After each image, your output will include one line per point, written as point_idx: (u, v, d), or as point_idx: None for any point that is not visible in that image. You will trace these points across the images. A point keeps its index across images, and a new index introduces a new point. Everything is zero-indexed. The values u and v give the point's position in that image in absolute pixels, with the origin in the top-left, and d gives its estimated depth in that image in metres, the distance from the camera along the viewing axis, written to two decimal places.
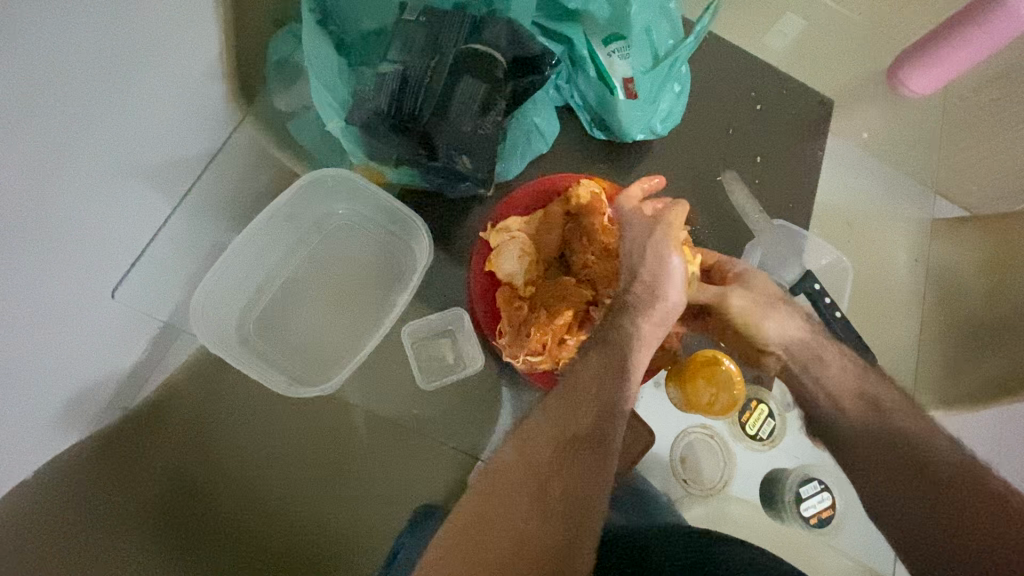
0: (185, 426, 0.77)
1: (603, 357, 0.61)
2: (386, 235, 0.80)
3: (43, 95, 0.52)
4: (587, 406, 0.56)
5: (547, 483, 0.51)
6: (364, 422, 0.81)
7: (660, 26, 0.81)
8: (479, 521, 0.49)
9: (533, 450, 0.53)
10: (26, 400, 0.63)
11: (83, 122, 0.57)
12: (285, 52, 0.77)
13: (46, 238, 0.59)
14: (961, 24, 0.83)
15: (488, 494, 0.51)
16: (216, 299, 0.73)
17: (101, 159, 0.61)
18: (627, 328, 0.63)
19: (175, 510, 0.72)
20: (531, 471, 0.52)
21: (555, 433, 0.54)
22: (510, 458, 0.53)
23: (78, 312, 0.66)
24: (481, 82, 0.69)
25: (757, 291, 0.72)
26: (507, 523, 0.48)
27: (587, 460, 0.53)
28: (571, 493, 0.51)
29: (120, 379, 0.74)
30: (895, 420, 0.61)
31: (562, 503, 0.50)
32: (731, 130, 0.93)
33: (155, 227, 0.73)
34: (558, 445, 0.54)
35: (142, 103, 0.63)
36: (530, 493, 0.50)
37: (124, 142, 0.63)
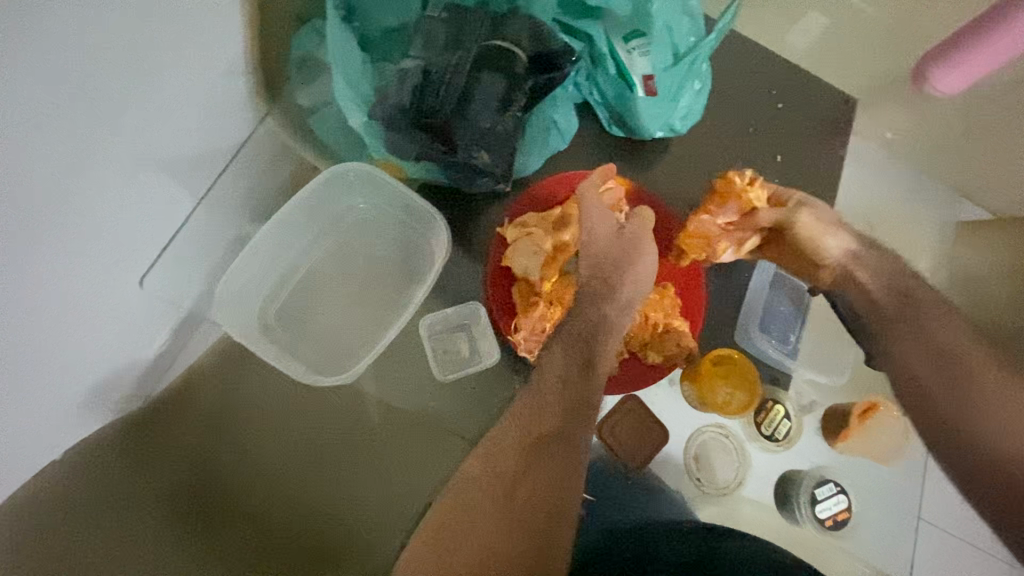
0: (210, 405, 0.74)
1: (566, 351, 0.65)
2: (405, 229, 0.81)
3: (70, 99, 0.54)
4: (554, 406, 0.61)
5: (512, 486, 0.56)
6: (378, 409, 0.80)
7: (680, 23, 0.81)
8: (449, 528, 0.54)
9: (497, 457, 0.58)
10: (55, 384, 0.68)
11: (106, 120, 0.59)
12: (308, 48, 0.78)
13: (71, 231, 0.61)
14: (989, 21, 0.79)
15: (454, 501, 0.56)
16: (238, 290, 0.73)
17: (127, 159, 0.63)
18: (596, 318, 0.67)
19: (192, 489, 0.68)
20: (495, 477, 0.57)
21: (520, 435, 0.59)
22: (476, 464, 0.58)
23: (107, 300, 0.70)
24: (501, 78, 0.70)
25: (823, 212, 0.72)
26: (473, 531, 0.53)
27: (552, 457, 0.58)
28: (536, 492, 0.56)
29: (143, 367, 0.80)
30: (924, 309, 0.68)
31: (524, 509, 0.55)
32: (752, 129, 0.92)
33: (178, 222, 0.75)
34: (520, 449, 0.58)
35: (168, 105, 0.65)
36: (496, 500, 0.55)
37: (146, 141, 0.65)
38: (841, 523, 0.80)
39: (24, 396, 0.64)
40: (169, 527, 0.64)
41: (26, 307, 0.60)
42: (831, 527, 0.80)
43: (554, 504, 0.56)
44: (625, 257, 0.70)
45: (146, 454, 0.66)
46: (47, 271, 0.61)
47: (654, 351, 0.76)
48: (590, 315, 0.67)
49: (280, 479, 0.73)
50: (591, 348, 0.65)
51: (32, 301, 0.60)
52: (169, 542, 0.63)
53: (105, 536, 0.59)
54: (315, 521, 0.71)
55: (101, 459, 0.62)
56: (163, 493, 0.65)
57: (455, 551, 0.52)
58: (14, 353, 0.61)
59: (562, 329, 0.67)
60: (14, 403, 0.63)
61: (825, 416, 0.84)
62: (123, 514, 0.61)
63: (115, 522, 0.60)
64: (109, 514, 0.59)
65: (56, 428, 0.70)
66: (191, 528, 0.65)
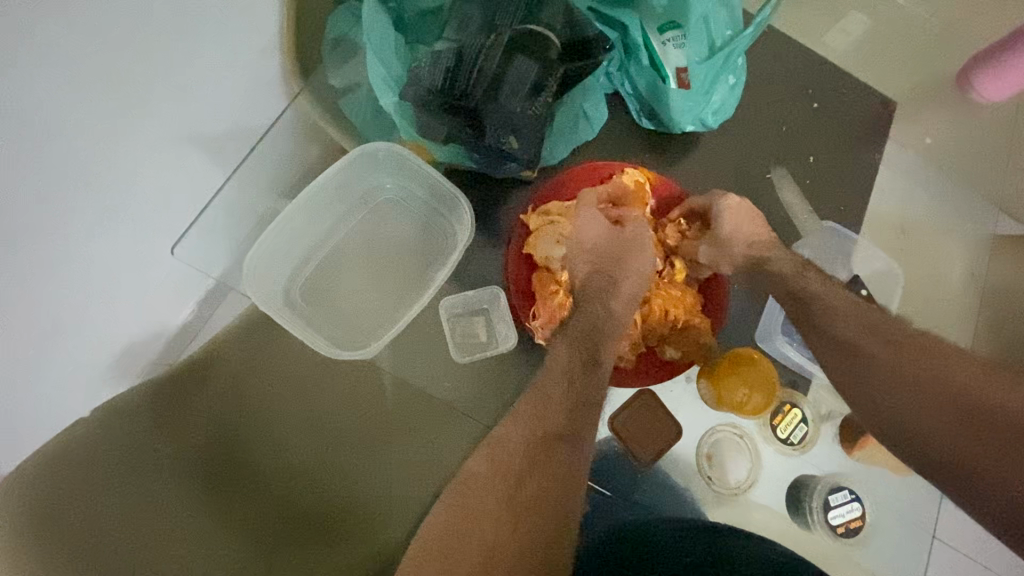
0: (232, 378, 0.74)
1: (572, 342, 0.66)
2: (430, 211, 0.81)
3: (96, 60, 0.54)
4: (559, 399, 0.62)
5: (517, 483, 0.55)
6: (393, 381, 0.81)
7: (716, 15, 0.79)
8: (447, 536, 0.52)
9: (504, 455, 0.57)
10: (82, 342, 0.71)
11: (140, 90, 0.60)
12: (342, 29, 0.78)
13: (102, 198, 0.63)
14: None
15: (459, 498, 0.55)
16: (266, 261, 0.75)
17: (153, 127, 0.64)
18: (602, 311, 0.69)
19: (215, 459, 0.68)
20: (502, 475, 0.55)
21: (527, 432, 0.59)
22: (482, 462, 0.57)
23: (137, 265, 0.73)
24: (533, 63, 0.69)
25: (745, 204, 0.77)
26: (478, 534, 0.51)
27: (558, 456, 0.58)
28: (544, 489, 0.55)
29: (168, 335, 0.84)
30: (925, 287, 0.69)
31: (529, 508, 0.54)
32: (784, 127, 0.91)
33: (207, 195, 0.77)
34: (523, 444, 0.58)
35: (196, 75, 0.66)
36: (499, 497, 0.54)
37: (176, 115, 0.66)
38: (853, 531, 0.80)
39: (54, 354, 0.68)
40: (190, 503, 0.63)
41: (53, 266, 0.62)
42: (843, 534, 0.79)
43: (558, 503, 0.56)
44: (627, 252, 0.73)
45: (164, 430, 0.65)
46: (77, 234, 0.63)
47: (673, 347, 0.76)
48: (596, 308, 0.69)
49: (296, 460, 0.74)
50: (597, 339, 0.67)
51: (61, 262, 0.62)
52: (190, 518, 0.61)
53: (125, 506, 0.56)
54: (328, 498, 0.72)
55: (116, 431, 0.60)
56: (190, 460, 0.66)
57: (466, 545, 0.51)
58: (48, 312, 0.64)
59: (570, 322, 0.69)
60: (43, 361, 0.67)
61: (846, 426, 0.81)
62: (143, 488, 0.59)
63: (132, 496, 0.57)
64: (124, 488, 0.57)
65: (82, 388, 0.75)
66: (218, 495, 0.66)
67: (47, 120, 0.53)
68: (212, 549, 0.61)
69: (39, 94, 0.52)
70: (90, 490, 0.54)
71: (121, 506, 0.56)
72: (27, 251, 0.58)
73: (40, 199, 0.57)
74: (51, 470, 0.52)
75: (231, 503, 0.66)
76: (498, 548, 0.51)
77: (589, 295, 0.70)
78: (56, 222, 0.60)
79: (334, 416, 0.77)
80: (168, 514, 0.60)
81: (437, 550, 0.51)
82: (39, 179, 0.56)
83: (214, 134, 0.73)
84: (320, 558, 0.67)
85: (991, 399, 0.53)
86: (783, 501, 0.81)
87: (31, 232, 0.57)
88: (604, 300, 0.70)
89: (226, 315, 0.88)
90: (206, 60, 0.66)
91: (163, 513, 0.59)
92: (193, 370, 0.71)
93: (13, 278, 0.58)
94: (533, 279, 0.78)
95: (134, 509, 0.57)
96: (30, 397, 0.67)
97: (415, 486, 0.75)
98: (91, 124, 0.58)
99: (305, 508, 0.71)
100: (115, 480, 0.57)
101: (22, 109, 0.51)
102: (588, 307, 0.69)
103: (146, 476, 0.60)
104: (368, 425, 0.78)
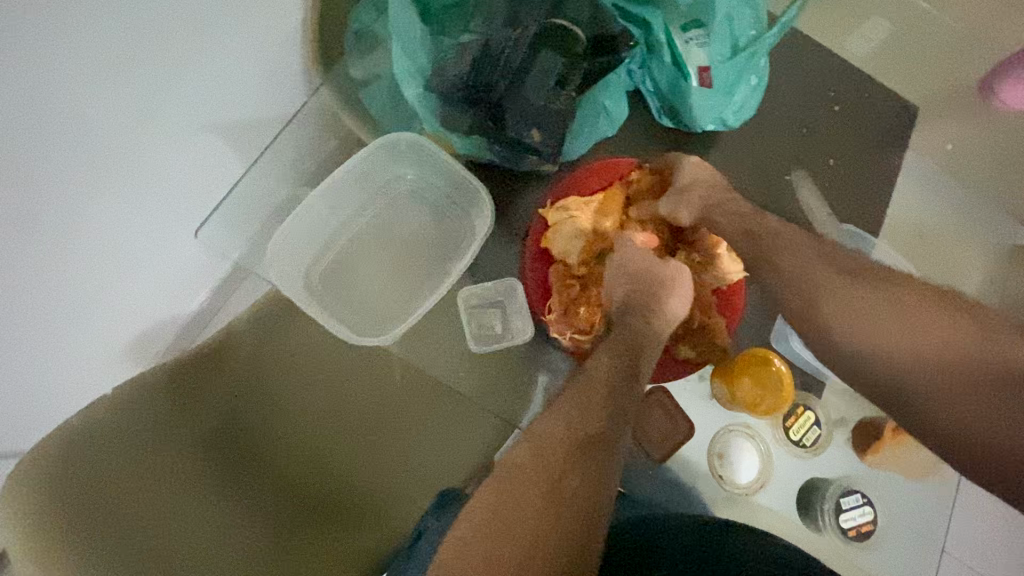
0: (250, 357, 0.74)
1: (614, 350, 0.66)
2: (450, 204, 0.82)
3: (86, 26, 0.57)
4: (601, 407, 0.60)
5: (561, 481, 0.55)
6: (401, 365, 0.81)
7: (742, 15, 0.79)
8: (490, 520, 0.53)
9: (549, 450, 0.57)
10: (102, 316, 0.75)
11: (144, 63, 0.62)
12: (364, 20, 0.78)
13: (111, 172, 0.66)
14: None
15: (503, 485, 0.55)
16: (287, 249, 0.76)
17: (163, 107, 0.66)
18: (641, 326, 0.68)
19: (229, 441, 0.69)
20: (546, 471, 0.56)
21: (569, 430, 0.59)
22: (524, 454, 0.58)
23: (157, 244, 0.76)
24: (559, 56, 0.71)
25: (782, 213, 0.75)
26: (521, 523, 0.52)
27: (594, 457, 0.58)
28: (585, 489, 0.56)
29: (180, 320, 0.86)
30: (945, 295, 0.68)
31: (570, 504, 0.54)
32: (805, 129, 0.90)
33: (228, 181, 0.79)
34: (569, 444, 0.58)
35: (209, 60, 0.67)
36: (542, 491, 0.54)
37: (193, 100, 0.68)
38: (864, 534, 0.80)
39: (66, 331, 0.70)
40: (205, 490, 0.63)
41: (67, 237, 0.65)
42: (854, 538, 0.79)
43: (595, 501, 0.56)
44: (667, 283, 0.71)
45: (179, 417, 0.65)
46: (96, 214, 0.65)
47: (688, 345, 0.77)
48: (641, 323, 0.68)
49: (309, 446, 0.74)
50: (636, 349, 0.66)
51: (74, 233, 0.66)
52: (206, 505, 0.62)
53: (141, 495, 0.57)
54: (333, 485, 0.73)
55: (129, 419, 0.59)
56: (204, 443, 0.66)
57: (511, 533, 0.52)
58: (64, 290, 0.67)
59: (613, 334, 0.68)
60: (55, 336, 0.69)
61: (859, 429, 0.82)
62: (158, 478, 0.59)
63: (148, 486, 0.58)
64: (140, 478, 0.57)
65: (94, 364, 0.77)
66: (229, 478, 0.66)
67: (42, 89, 0.56)
68: (229, 535, 0.62)
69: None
70: (104, 477, 0.54)
71: (137, 494, 0.56)
72: (38, 221, 0.61)
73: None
74: (66, 459, 0.52)
75: (242, 487, 0.67)
76: (542, 536, 0.52)
77: (625, 306, 0.70)
78: (66, 192, 0.63)
79: (347, 403, 0.78)
80: (185, 501, 0.60)
81: (479, 540, 0.51)
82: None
83: (234, 122, 0.75)
84: (318, 547, 0.69)
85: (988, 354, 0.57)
86: (795, 504, 0.80)
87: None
88: (639, 312, 0.69)
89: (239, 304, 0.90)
90: (224, 47, 0.68)
91: (179, 501, 0.60)
92: (209, 353, 0.70)
93: (28, 249, 0.62)
94: (550, 273, 0.78)
95: (150, 498, 0.57)
96: (41, 371, 0.69)
97: (417, 481, 0.77)
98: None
99: (311, 495, 0.72)
100: (130, 469, 0.57)
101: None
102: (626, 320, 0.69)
103: (161, 465, 0.60)
104: (379, 415, 0.78)
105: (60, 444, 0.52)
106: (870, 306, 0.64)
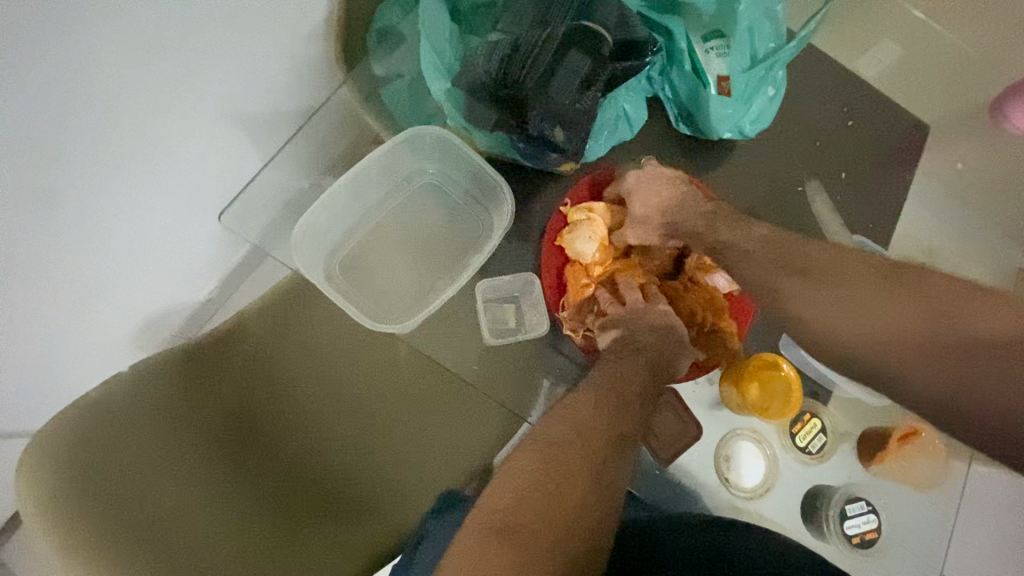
0: (264, 344, 0.75)
1: (636, 366, 0.71)
2: (468, 199, 0.84)
3: (145, 42, 0.59)
4: (630, 410, 0.67)
5: (600, 466, 0.61)
6: (408, 356, 0.81)
7: (762, 27, 0.82)
8: (539, 485, 0.57)
9: (588, 438, 0.63)
10: (120, 301, 0.77)
11: (187, 68, 0.64)
12: (389, 18, 0.79)
13: (142, 166, 0.68)
14: None
15: (550, 457, 0.60)
16: (309, 235, 0.77)
17: (196, 104, 0.68)
18: (666, 340, 0.73)
19: (238, 426, 0.69)
20: (584, 458, 0.61)
21: (605, 426, 0.64)
22: (565, 432, 0.63)
23: (178, 229, 0.78)
24: (587, 58, 0.72)
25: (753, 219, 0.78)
26: (567, 498, 0.57)
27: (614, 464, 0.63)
28: (614, 478, 0.62)
29: (192, 308, 0.90)
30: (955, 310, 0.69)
31: (604, 477, 0.61)
32: (819, 143, 0.92)
33: (249, 171, 0.82)
34: (608, 441, 0.64)
35: (239, 59, 0.69)
36: (584, 471, 0.60)
37: (220, 95, 0.70)
38: (869, 543, 0.79)
39: (82, 317, 0.73)
40: (213, 475, 0.63)
41: (93, 223, 0.67)
42: (858, 545, 0.79)
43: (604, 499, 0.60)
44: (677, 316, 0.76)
45: (191, 399, 0.66)
46: (117, 200, 0.68)
47: (700, 349, 0.79)
48: (659, 352, 0.72)
49: (316, 435, 0.75)
50: (660, 372, 0.72)
51: (103, 221, 0.68)
52: (212, 489, 0.62)
53: (154, 478, 0.57)
54: (337, 476, 0.74)
55: (141, 399, 0.60)
56: (215, 427, 0.67)
57: (558, 500, 0.56)
58: (83, 275, 0.69)
59: (628, 344, 0.73)
60: (74, 321, 0.72)
61: (863, 439, 0.82)
62: (166, 459, 0.59)
63: (155, 463, 0.58)
64: (147, 460, 0.57)
65: (105, 352, 0.80)
66: (238, 462, 0.67)
67: (95, 93, 0.58)
68: (234, 518, 0.62)
69: (100, 65, 0.57)
70: (114, 452, 0.55)
71: (148, 472, 0.57)
72: (70, 212, 0.63)
73: (86, 163, 0.62)
74: (78, 434, 0.53)
75: (250, 472, 0.67)
76: (580, 512, 0.57)
77: (641, 327, 0.74)
78: (101, 186, 0.65)
79: (356, 395, 0.78)
80: (194, 483, 0.61)
81: (529, 499, 0.55)
82: (89, 143, 0.60)
83: (255, 113, 0.77)
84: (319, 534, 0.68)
85: (979, 325, 0.59)
86: (798, 510, 0.81)
87: (77, 194, 0.63)
88: (661, 334, 0.74)
89: (248, 294, 0.93)
90: (252, 44, 0.70)
91: (186, 482, 0.60)
92: (218, 339, 0.71)
93: (55, 238, 0.64)
94: (566, 270, 0.80)
95: (157, 481, 0.57)
96: (54, 351, 0.72)
97: (422, 476, 0.77)
98: (146, 94, 0.62)
99: (315, 484, 0.72)
100: (140, 449, 0.57)
101: (85, 79, 0.56)
102: (647, 335, 0.73)
103: (168, 449, 0.60)
104: (388, 406, 0.79)
105: (71, 412, 0.54)
106: (845, 322, 0.66)
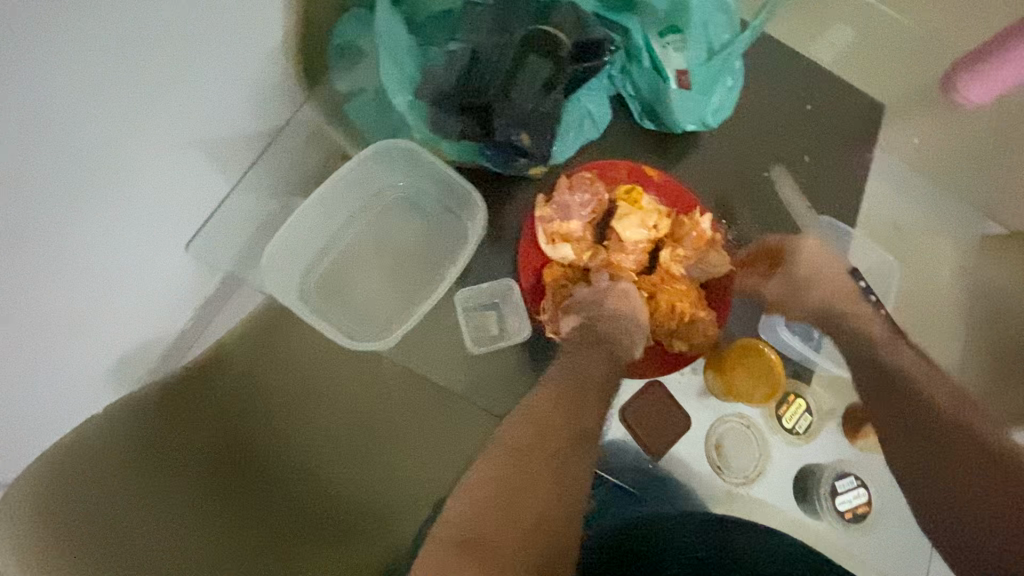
0: (243, 373, 0.74)
1: (598, 358, 0.73)
2: (441, 208, 0.83)
3: (99, 77, 0.57)
4: (590, 402, 0.68)
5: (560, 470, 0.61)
6: (393, 368, 0.81)
7: (716, 19, 0.83)
8: (499, 495, 0.56)
9: (552, 437, 0.63)
10: (92, 342, 0.76)
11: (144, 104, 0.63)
12: (347, 35, 0.80)
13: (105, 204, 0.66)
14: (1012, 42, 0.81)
15: (510, 461, 0.59)
16: (282, 259, 0.76)
17: (155, 134, 0.66)
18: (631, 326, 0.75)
19: (224, 458, 0.68)
20: (550, 457, 0.61)
21: (572, 423, 0.65)
22: (528, 435, 0.63)
23: (147, 262, 0.77)
24: (546, 62, 0.73)
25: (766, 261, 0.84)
26: (533, 507, 0.56)
27: (580, 456, 0.64)
28: (580, 471, 0.63)
29: (168, 342, 0.89)
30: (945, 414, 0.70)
31: (566, 478, 0.61)
32: (782, 128, 0.94)
33: (215, 198, 0.81)
34: (567, 436, 0.64)
35: (196, 89, 0.68)
36: (549, 473, 0.60)
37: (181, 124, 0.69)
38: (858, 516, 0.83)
39: (53, 363, 0.72)
40: (201, 511, 0.62)
41: (58, 266, 0.65)
42: (849, 520, 0.82)
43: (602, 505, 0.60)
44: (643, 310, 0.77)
45: (173, 435, 0.64)
46: (79, 241, 0.66)
47: (678, 340, 0.79)
48: (620, 343, 0.75)
49: (304, 460, 0.74)
50: (619, 361, 0.74)
51: (68, 262, 0.66)
52: (202, 526, 0.60)
53: (140, 520, 0.55)
54: (329, 499, 0.72)
55: (120, 441, 0.58)
56: (200, 461, 0.65)
57: (523, 507, 0.56)
58: (50, 320, 0.68)
59: (586, 334, 0.76)
60: (46, 367, 0.71)
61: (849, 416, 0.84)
62: (152, 501, 0.58)
63: (141, 507, 0.56)
64: (132, 504, 0.56)
65: (78, 395, 0.79)
66: (226, 496, 0.65)
67: (52, 128, 0.55)
68: (226, 553, 0.61)
69: (48, 106, 0.54)
70: (96, 498, 0.53)
71: (133, 517, 0.55)
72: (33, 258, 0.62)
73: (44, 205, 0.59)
74: (55, 481, 0.51)
75: (239, 503, 0.66)
76: (544, 519, 0.56)
77: (601, 316, 0.76)
78: (64, 228, 0.63)
79: (343, 414, 0.77)
80: (182, 523, 0.59)
81: (490, 508, 0.55)
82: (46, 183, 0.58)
83: (217, 140, 0.75)
84: (316, 560, 0.67)
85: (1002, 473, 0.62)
86: (790, 490, 0.84)
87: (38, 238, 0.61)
88: (625, 326, 0.75)
89: (224, 322, 0.93)
90: (210, 72, 0.68)
91: (173, 523, 0.58)
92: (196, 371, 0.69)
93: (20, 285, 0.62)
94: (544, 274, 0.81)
95: (146, 524, 0.56)
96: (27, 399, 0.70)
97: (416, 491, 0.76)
98: (101, 132, 0.60)
99: (307, 508, 0.71)
100: (122, 493, 0.55)
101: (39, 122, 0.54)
102: (604, 323, 0.76)
103: (151, 485, 0.59)
104: (376, 422, 0.78)
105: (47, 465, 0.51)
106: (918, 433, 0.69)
